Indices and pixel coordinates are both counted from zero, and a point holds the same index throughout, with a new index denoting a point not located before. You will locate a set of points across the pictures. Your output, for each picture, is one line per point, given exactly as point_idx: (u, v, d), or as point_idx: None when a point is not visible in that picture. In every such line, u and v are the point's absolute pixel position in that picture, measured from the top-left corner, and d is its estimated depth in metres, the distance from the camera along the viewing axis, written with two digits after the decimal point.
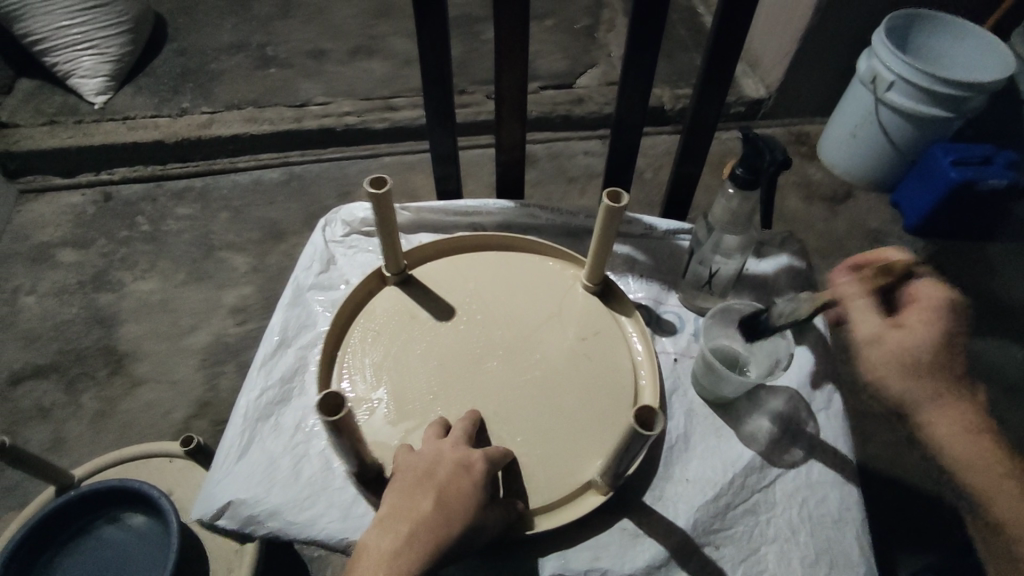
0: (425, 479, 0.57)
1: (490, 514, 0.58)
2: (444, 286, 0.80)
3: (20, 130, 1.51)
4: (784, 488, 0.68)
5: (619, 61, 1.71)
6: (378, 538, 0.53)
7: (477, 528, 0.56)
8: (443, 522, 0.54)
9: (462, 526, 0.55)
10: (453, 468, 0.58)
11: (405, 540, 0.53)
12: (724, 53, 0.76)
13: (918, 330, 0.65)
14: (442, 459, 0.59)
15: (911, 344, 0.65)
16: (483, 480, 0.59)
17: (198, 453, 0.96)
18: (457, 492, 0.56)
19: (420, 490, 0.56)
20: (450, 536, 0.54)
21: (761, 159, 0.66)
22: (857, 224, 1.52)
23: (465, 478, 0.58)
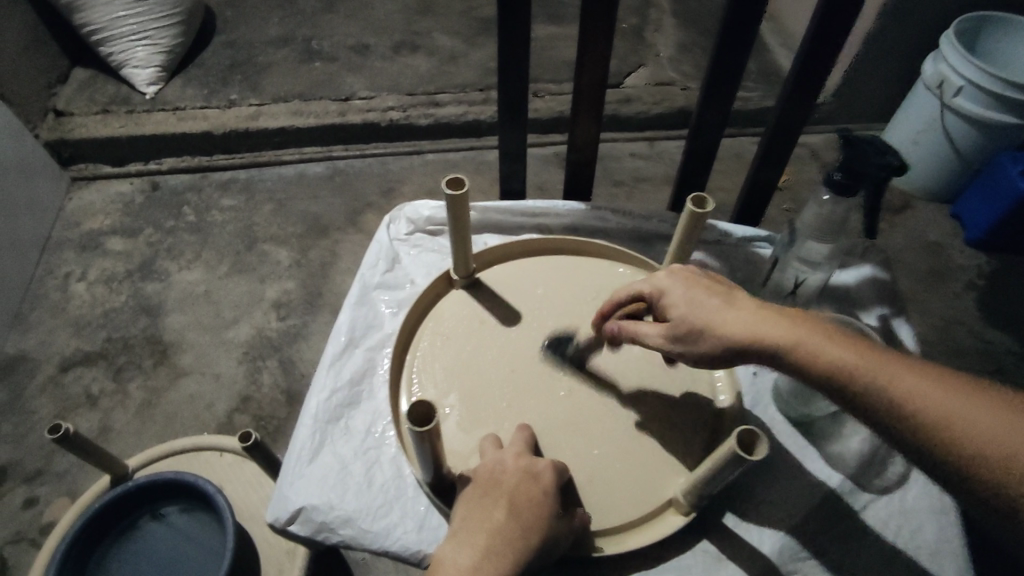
0: (493, 488, 0.55)
1: (563, 525, 0.55)
2: (513, 290, 0.78)
3: (74, 118, 1.53)
4: (875, 514, 0.65)
5: (670, 61, 1.66)
6: (454, 553, 0.50)
7: (552, 540, 0.54)
8: (518, 534, 0.51)
9: (539, 537, 0.52)
10: (519, 476, 0.55)
11: (482, 553, 0.49)
12: (817, 58, 0.73)
13: (684, 300, 0.59)
14: (506, 466, 0.57)
15: (698, 315, 0.57)
16: (552, 487, 0.56)
17: (256, 450, 0.86)
18: (530, 500, 0.54)
19: (489, 501, 0.54)
20: (529, 547, 0.51)
21: (868, 162, 0.62)
22: (916, 235, 1.46)
23: (534, 486, 0.55)
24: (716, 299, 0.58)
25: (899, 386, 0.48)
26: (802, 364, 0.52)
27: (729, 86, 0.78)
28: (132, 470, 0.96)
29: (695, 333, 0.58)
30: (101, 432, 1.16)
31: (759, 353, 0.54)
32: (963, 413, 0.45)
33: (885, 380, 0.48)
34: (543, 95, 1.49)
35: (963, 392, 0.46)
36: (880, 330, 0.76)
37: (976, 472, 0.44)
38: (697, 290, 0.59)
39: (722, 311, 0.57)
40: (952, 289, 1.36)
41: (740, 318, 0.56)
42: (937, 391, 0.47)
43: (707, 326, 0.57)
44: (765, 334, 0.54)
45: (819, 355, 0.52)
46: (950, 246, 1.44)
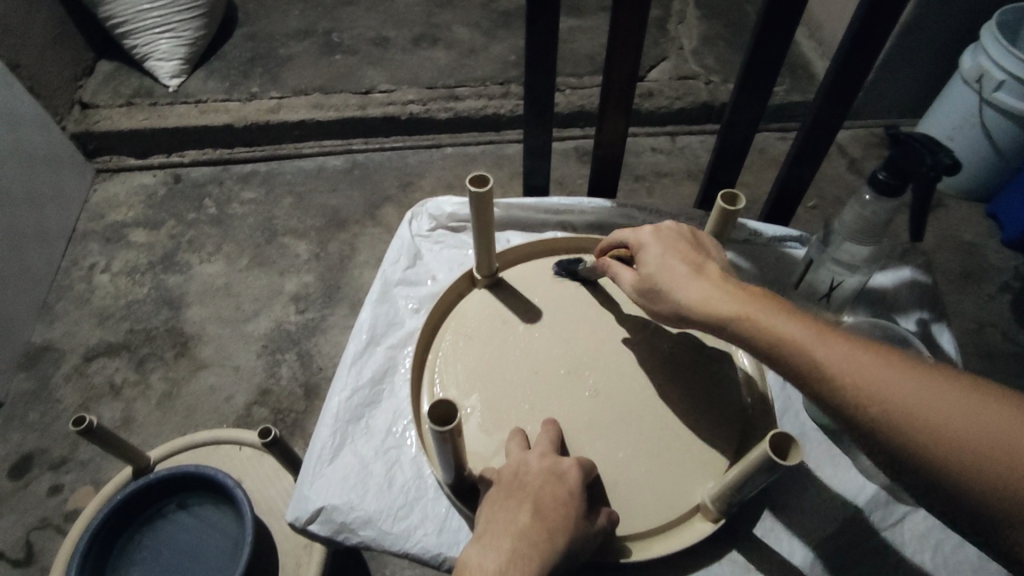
0: (517, 490, 0.53)
1: (589, 528, 0.54)
2: (537, 289, 0.76)
3: (99, 110, 1.54)
4: (913, 526, 0.63)
5: (693, 54, 1.62)
6: (481, 557, 0.48)
7: (578, 544, 0.52)
8: (545, 536, 0.50)
9: (565, 540, 0.50)
10: (544, 478, 0.54)
11: (507, 557, 0.48)
12: (860, 52, 0.70)
13: (655, 260, 0.58)
14: (530, 467, 0.55)
15: (663, 276, 0.57)
16: (577, 488, 0.54)
17: (276, 445, 0.85)
18: (555, 502, 0.52)
19: (513, 503, 0.52)
20: (555, 551, 0.49)
21: (919, 162, 0.59)
22: (948, 235, 1.41)
23: (559, 487, 0.54)
24: (683, 265, 0.57)
25: (848, 364, 0.46)
26: (752, 335, 0.50)
27: (765, 80, 0.75)
28: (153, 462, 0.96)
29: (657, 294, 0.58)
30: (124, 423, 1.17)
31: (713, 323, 0.53)
32: (910, 391, 0.43)
33: (833, 356, 0.46)
34: (564, 89, 1.46)
35: (913, 372, 0.44)
36: (918, 334, 0.74)
37: (921, 453, 0.41)
38: (670, 253, 0.58)
39: (683, 277, 0.56)
40: (986, 291, 1.31)
41: (699, 286, 0.55)
42: (886, 369, 0.44)
43: (668, 289, 0.56)
44: (721, 302, 0.53)
45: (769, 329, 0.50)
46: (984, 247, 1.39)
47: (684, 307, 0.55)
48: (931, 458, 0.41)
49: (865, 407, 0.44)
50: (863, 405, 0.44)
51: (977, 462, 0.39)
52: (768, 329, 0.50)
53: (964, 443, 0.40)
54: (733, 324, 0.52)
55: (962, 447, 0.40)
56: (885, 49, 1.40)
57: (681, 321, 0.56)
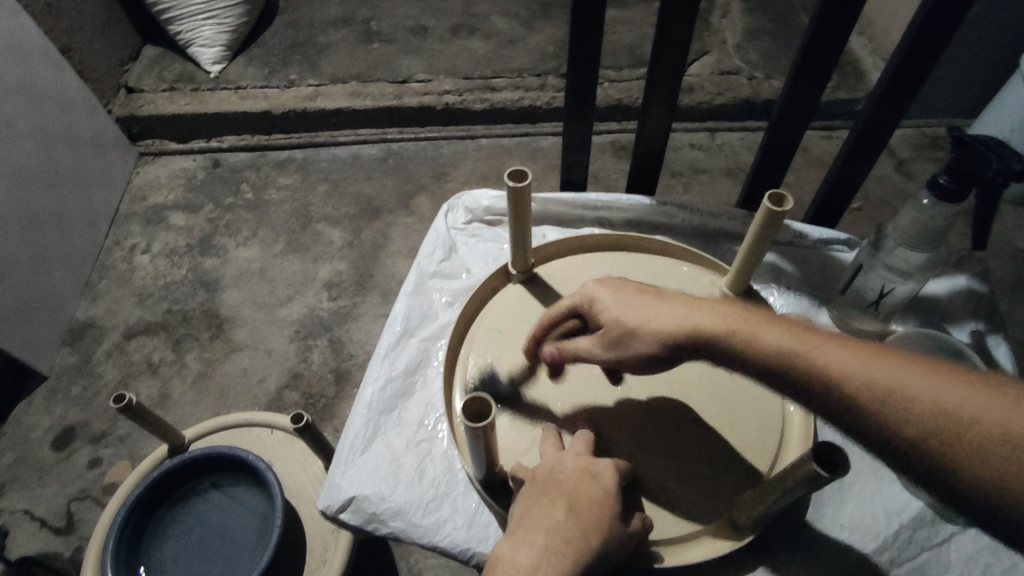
0: (551, 488, 0.53)
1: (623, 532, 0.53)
2: (572, 287, 0.75)
3: (144, 95, 1.57)
4: (960, 546, 0.60)
5: (736, 48, 1.57)
6: (514, 553, 0.48)
7: (614, 545, 0.50)
8: (579, 533, 0.49)
9: (601, 540, 0.49)
10: (578, 477, 0.53)
11: (541, 553, 0.47)
12: (922, 51, 0.66)
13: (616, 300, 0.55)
14: (565, 466, 0.55)
15: (634, 313, 0.54)
16: (613, 489, 0.53)
17: (307, 432, 0.86)
18: (590, 501, 0.51)
19: (547, 500, 0.52)
20: (590, 550, 0.48)
21: (984, 167, 0.56)
22: (1001, 241, 1.31)
23: (594, 486, 0.53)
24: (647, 297, 0.55)
25: (852, 370, 0.44)
26: (749, 351, 0.48)
27: (819, 78, 0.72)
28: (188, 441, 0.98)
29: (625, 337, 0.54)
30: (160, 401, 1.20)
31: (701, 346, 0.51)
32: (920, 390, 0.42)
33: (840, 362, 0.45)
34: (602, 82, 1.44)
35: (926, 370, 0.43)
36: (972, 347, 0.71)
37: (934, 452, 0.41)
38: (626, 298, 0.56)
39: (656, 308, 0.54)
40: None
41: (672, 311, 0.53)
42: (898, 370, 0.43)
43: (639, 326, 0.53)
44: (703, 324, 0.51)
45: (765, 343, 0.48)
46: None
47: (665, 338, 0.52)
48: (948, 460, 0.40)
49: (877, 412, 0.43)
50: (875, 410, 0.43)
51: (1004, 464, 0.38)
52: (764, 342, 0.48)
53: (984, 444, 0.39)
54: (725, 343, 0.50)
55: (978, 447, 0.39)
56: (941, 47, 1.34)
57: (663, 357, 0.52)
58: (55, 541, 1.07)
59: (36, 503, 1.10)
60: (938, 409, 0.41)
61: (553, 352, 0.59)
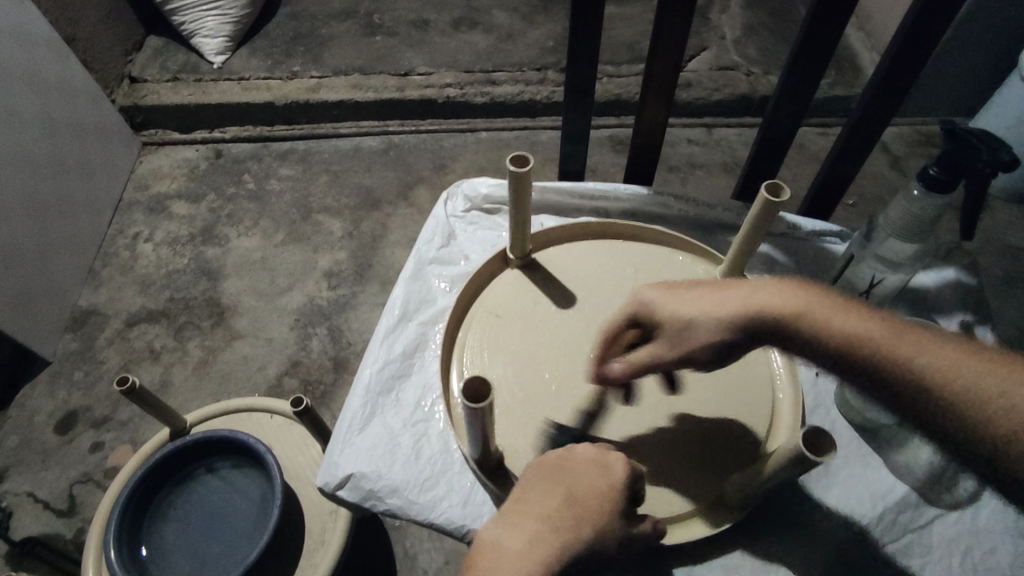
0: (556, 475, 0.54)
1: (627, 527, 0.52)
2: (568, 274, 0.76)
3: (147, 85, 1.58)
4: (941, 530, 0.61)
5: (736, 44, 1.58)
6: (500, 537, 0.51)
7: (611, 541, 0.51)
8: (568, 526, 0.50)
9: (593, 533, 0.50)
10: (587, 469, 0.53)
11: (526, 542, 0.50)
12: (916, 45, 0.67)
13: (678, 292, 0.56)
14: (577, 456, 0.55)
15: (699, 304, 0.54)
16: (622, 483, 0.52)
17: (306, 415, 0.88)
18: (591, 495, 0.52)
19: (547, 488, 0.53)
20: (578, 542, 0.50)
21: (976, 158, 0.57)
22: (993, 239, 1.32)
23: (600, 479, 0.52)
24: (708, 287, 0.55)
25: (912, 352, 0.47)
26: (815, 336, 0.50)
27: (813, 72, 0.73)
28: (189, 425, 1.00)
29: (684, 330, 0.54)
30: (162, 386, 1.21)
31: (760, 328, 0.52)
32: (983, 375, 0.46)
33: (906, 348, 0.48)
34: (602, 77, 1.45)
35: (988, 360, 0.46)
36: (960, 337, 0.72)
37: (991, 431, 0.45)
38: (686, 291, 0.56)
39: (719, 296, 0.54)
40: None
41: (737, 297, 0.53)
42: (963, 359, 0.47)
43: (702, 314, 0.54)
44: (765, 305, 0.52)
45: (829, 326, 0.50)
46: None
47: (728, 324, 0.53)
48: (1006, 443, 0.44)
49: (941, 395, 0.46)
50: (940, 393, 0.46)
51: None
52: (830, 328, 0.50)
53: None
54: (792, 329, 0.51)
55: None
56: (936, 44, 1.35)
57: (723, 345, 0.53)
58: (57, 523, 1.08)
59: (39, 486, 1.12)
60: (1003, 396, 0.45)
61: (622, 369, 0.57)
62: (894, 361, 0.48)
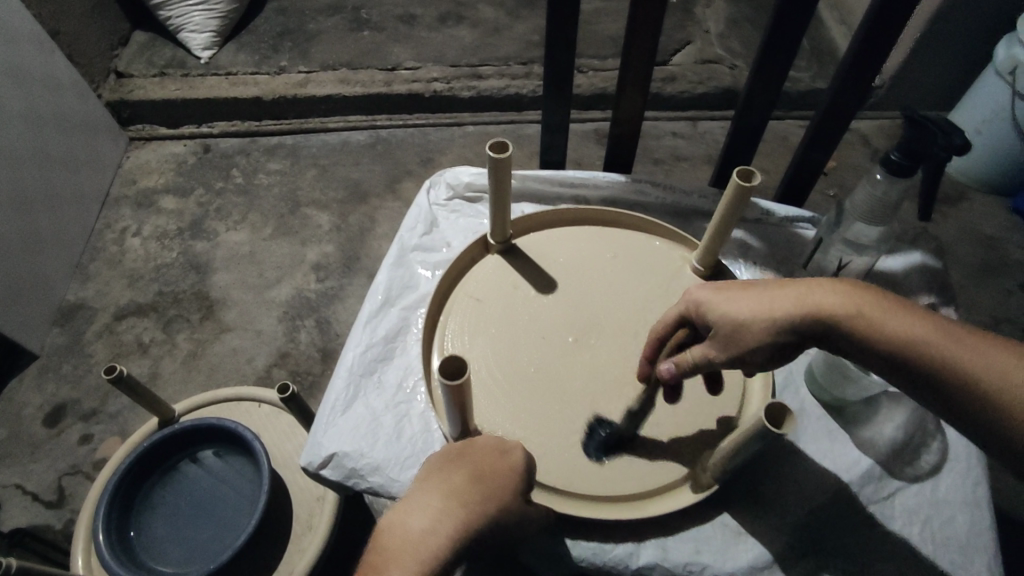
0: (458, 458, 0.54)
1: (524, 508, 0.53)
2: (547, 259, 0.78)
3: (134, 80, 1.59)
4: (903, 501, 0.64)
5: (719, 38, 1.61)
6: (407, 517, 0.50)
7: (511, 519, 0.52)
8: (474, 500, 0.50)
9: (496, 508, 0.50)
10: (487, 450, 0.55)
11: (434, 517, 0.49)
12: (880, 35, 0.70)
13: (726, 295, 0.55)
14: (476, 442, 0.56)
15: (748, 307, 0.53)
16: (520, 465, 0.54)
17: (293, 402, 0.89)
18: (493, 473, 0.53)
19: (451, 467, 0.53)
20: (484, 516, 0.50)
21: (932, 144, 0.60)
22: (970, 229, 1.34)
23: (501, 459, 0.54)
24: (756, 288, 0.54)
25: (973, 354, 0.46)
26: (870, 339, 0.49)
27: (783, 62, 0.76)
28: (178, 414, 1.01)
29: (736, 331, 0.53)
30: (150, 378, 1.22)
31: (813, 329, 0.51)
32: None
33: (970, 354, 0.46)
34: (586, 71, 1.47)
35: None
36: None
37: None
38: (735, 293, 0.55)
39: (768, 298, 0.53)
40: (1005, 286, 1.25)
41: (787, 299, 0.52)
42: None
43: (750, 315, 0.53)
44: (822, 308, 0.50)
45: (887, 327, 0.49)
46: (1007, 242, 1.32)
47: (782, 326, 0.51)
48: None
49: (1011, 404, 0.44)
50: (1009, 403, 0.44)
51: None
52: (887, 331, 0.48)
53: None
54: (846, 332, 0.50)
55: None
56: (912, 38, 1.38)
57: (776, 347, 0.52)
58: (46, 514, 1.09)
59: (27, 478, 1.12)
60: None
61: (671, 370, 0.57)
62: (955, 366, 0.46)
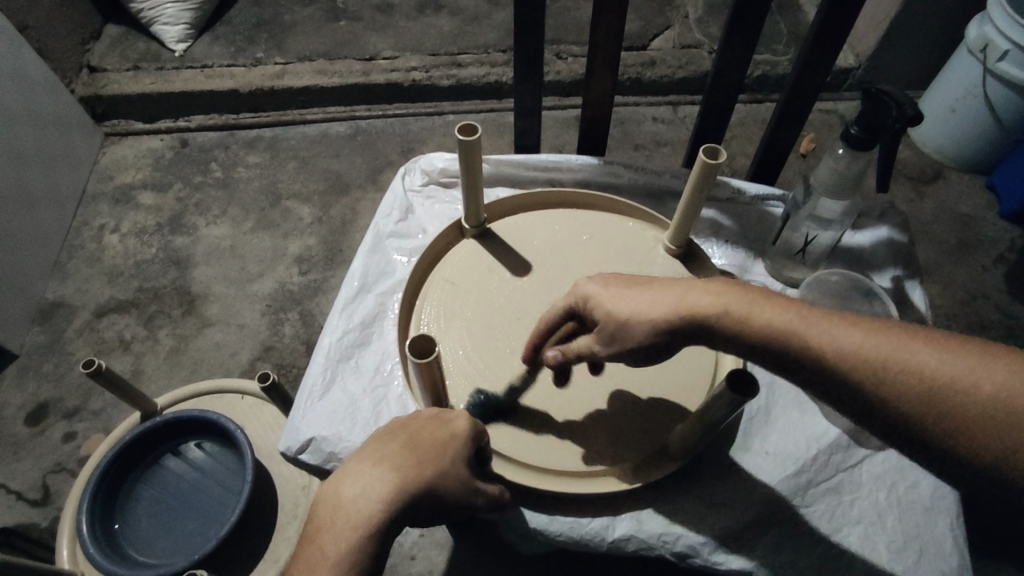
0: (399, 427, 0.55)
1: (468, 477, 0.54)
2: (522, 241, 0.79)
3: (107, 74, 1.56)
4: (869, 468, 0.67)
5: (698, 22, 1.61)
6: (344, 480, 0.51)
7: (455, 483, 0.52)
8: (413, 463, 0.51)
9: (436, 472, 0.51)
10: (428, 419, 0.55)
11: (370, 479, 0.50)
12: (842, 13, 0.70)
13: (608, 297, 0.55)
14: (419, 412, 0.56)
15: (626, 309, 0.54)
16: (464, 434, 0.54)
17: (274, 391, 0.90)
18: (432, 439, 0.53)
19: (388, 436, 0.54)
20: (420, 479, 0.50)
21: (886, 116, 0.61)
22: (946, 207, 1.36)
23: (442, 428, 0.54)
24: (635, 289, 0.55)
25: (843, 342, 0.48)
26: (743, 331, 0.50)
27: (750, 43, 0.77)
28: (161, 408, 1.01)
29: (619, 329, 0.54)
30: (134, 375, 1.22)
31: (694, 330, 0.52)
32: (919, 362, 0.46)
33: (834, 341, 0.48)
34: (565, 58, 1.47)
35: (918, 343, 0.47)
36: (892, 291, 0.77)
37: (925, 417, 0.45)
38: (615, 294, 0.55)
39: (646, 298, 0.54)
40: (981, 263, 1.27)
41: (665, 298, 0.53)
42: (897, 346, 0.47)
43: (631, 316, 0.53)
44: (697, 305, 0.52)
45: (756, 322, 0.50)
46: (982, 220, 1.34)
47: (659, 327, 0.52)
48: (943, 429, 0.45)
49: (877, 387, 0.47)
50: (874, 386, 0.47)
51: (998, 422, 0.43)
52: (757, 324, 0.50)
53: (987, 413, 0.44)
54: (719, 326, 0.51)
55: (972, 418, 0.44)
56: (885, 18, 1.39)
57: (654, 347, 0.54)
58: (32, 512, 1.09)
59: (11, 477, 1.12)
60: (937, 381, 0.45)
61: (557, 357, 0.59)
62: (824, 353, 0.48)
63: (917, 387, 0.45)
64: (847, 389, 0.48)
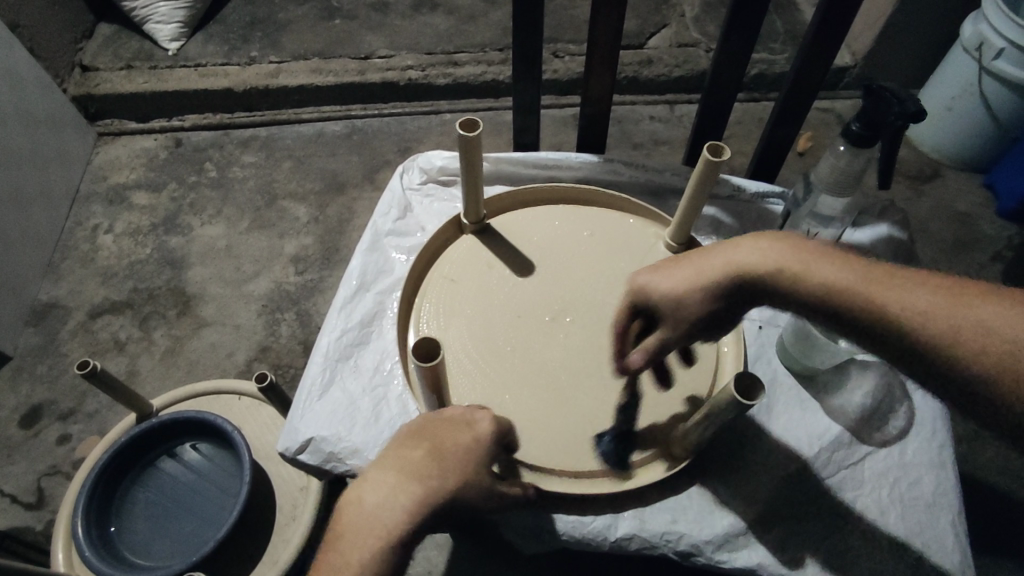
0: (421, 428, 0.54)
1: (489, 482, 0.53)
2: (521, 239, 0.79)
3: (99, 73, 1.55)
4: (871, 465, 0.67)
5: (694, 21, 1.61)
6: (364, 489, 0.51)
7: (477, 490, 0.52)
8: (434, 471, 0.51)
9: (457, 481, 0.51)
10: (451, 422, 0.54)
11: (391, 489, 0.50)
12: (842, 10, 0.70)
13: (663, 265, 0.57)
14: (442, 413, 0.56)
15: (681, 274, 0.55)
16: (487, 437, 0.54)
17: (272, 392, 0.89)
18: (453, 446, 0.52)
19: (411, 441, 0.53)
20: (440, 489, 0.50)
21: (887, 112, 0.61)
22: (943, 205, 1.37)
23: (464, 434, 0.54)
24: (691, 255, 0.56)
25: (894, 295, 0.47)
26: (800, 291, 0.51)
27: (749, 40, 0.76)
28: (157, 409, 1.00)
29: (672, 296, 0.55)
30: (128, 376, 1.21)
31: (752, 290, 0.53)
32: (987, 320, 0.44)
33: (895, 298, 0.47)
34: (562, 56, 1.46)
35: (987, 300, 0.45)
36: None
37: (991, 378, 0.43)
38: (671, 265, 0.57)
39: (702, 263, 0.55)
40: (977, 260, 1.28)
41: (720, 262, 0.54)
42: (963, 304, 0.45)
43: (685, 281, 0.55)
44: (751, 267, 0.52)
45: (812, 281, 0.50)
46: (979, 218, 1.35)
47: (712, 291, 0.53)
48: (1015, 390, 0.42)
49: (944, 346, 0.45)
50: (939, 344, 0.45)
51: None
52: (812, 283, 0.50)
53: None
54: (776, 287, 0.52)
55: None
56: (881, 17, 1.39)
57: (711, 313, 0.54)
58: (26, 516, 1.08)
59: (5, 481, 1.11)
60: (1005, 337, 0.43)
61: (641, 359, 0.58)
62: (885, 311, 0.47)
63: (986, 344, 0.43)
64: (911, 349, 0.46)
